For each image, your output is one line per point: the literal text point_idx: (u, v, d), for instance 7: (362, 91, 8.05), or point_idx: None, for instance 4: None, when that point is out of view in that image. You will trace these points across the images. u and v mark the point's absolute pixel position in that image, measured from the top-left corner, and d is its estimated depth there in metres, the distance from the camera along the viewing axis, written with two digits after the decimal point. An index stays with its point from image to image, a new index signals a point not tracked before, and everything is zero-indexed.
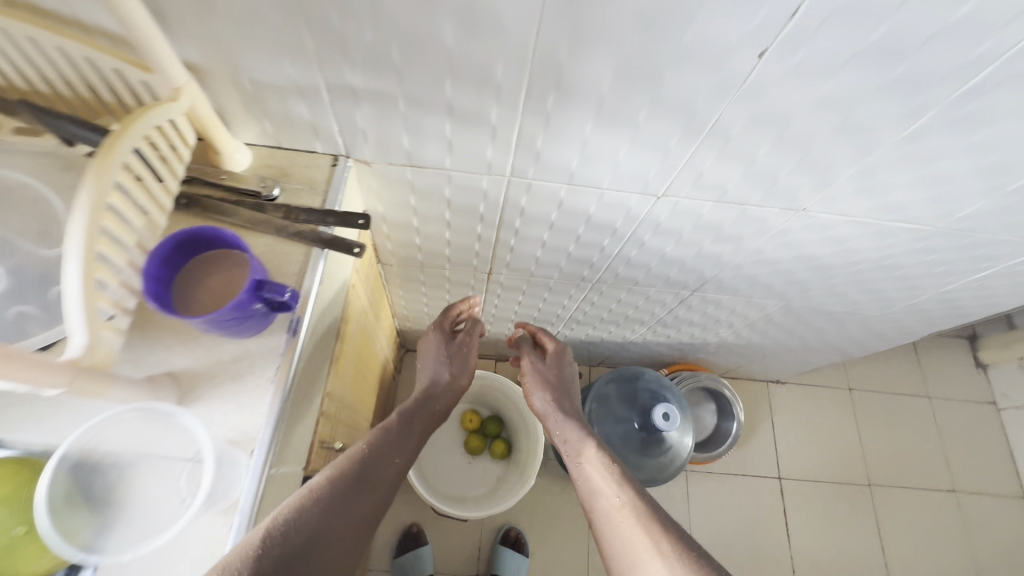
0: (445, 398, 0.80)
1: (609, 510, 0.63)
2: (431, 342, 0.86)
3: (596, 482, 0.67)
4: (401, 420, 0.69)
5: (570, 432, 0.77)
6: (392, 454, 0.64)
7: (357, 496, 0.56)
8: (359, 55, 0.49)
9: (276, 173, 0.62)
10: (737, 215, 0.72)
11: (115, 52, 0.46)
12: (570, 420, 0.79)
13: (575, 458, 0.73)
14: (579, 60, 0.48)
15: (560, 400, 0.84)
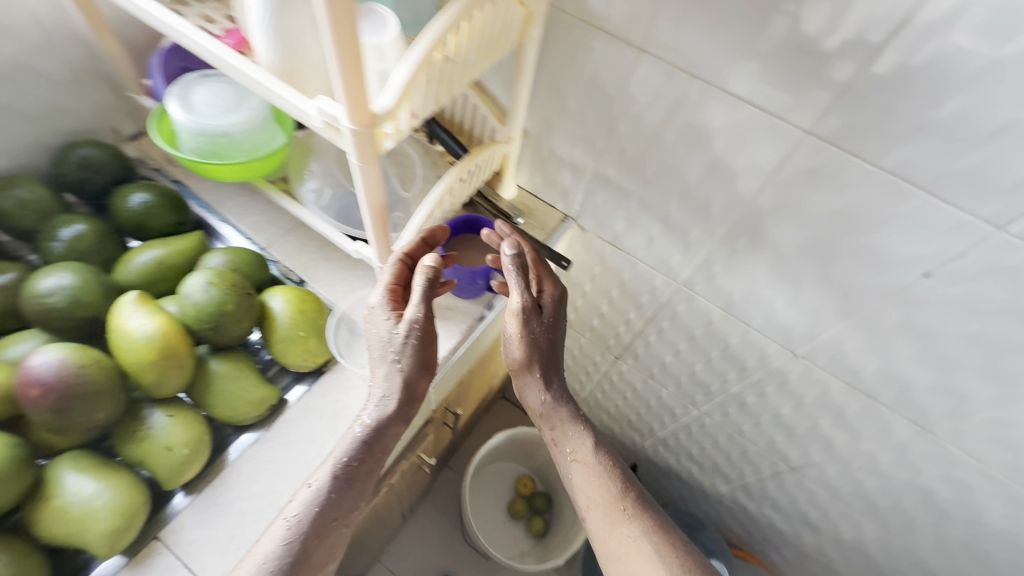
0: (394, 423, 0.58)
1: (614, 524, 0.61)
2: (376, 321, 0.59)
3: (600, 492, 0.63)
4: (353, 462, 0.56)
5: (560, 419, 0.67)
6: (351, 494, 0.55)
7: (305, 560, 0.52)
8: (627, 162, 0.72)
9: (523, 208, 0.86)
10: (862, 405, 0.78)
11: (492, 108, 0.74)
12: (557, 397, 0.67)
13: (565, 444, 0.66)
14: (778, 223, 0.65)
15: (549, 374, 0.67)
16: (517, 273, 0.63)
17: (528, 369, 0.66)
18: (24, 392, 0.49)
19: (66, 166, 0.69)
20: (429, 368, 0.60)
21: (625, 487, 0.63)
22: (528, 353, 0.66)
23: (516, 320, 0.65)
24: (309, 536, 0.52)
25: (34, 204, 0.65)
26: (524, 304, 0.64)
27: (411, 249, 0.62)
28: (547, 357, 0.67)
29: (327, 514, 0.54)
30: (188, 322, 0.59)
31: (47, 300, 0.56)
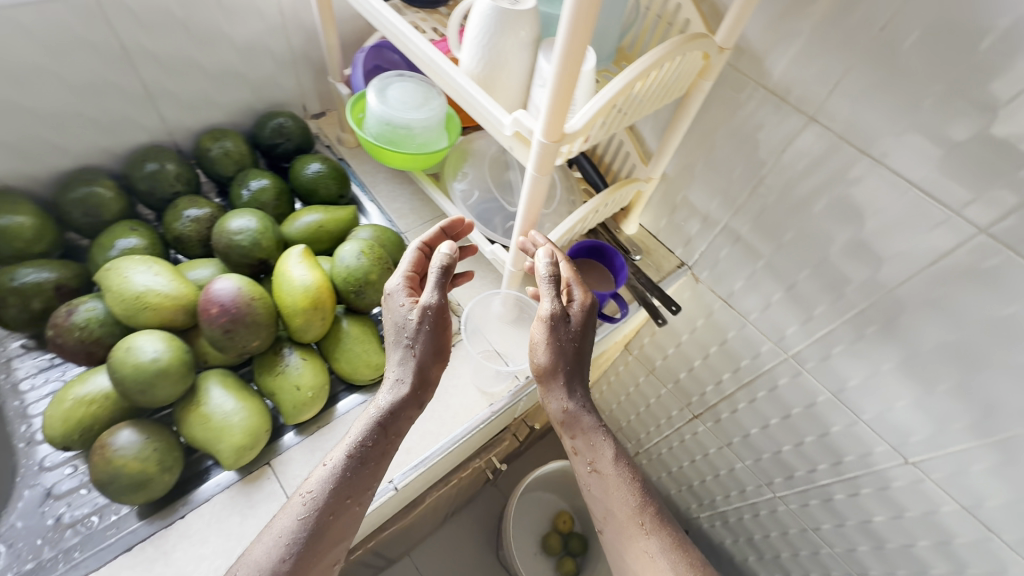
0: (407, 406, 0.53)
1: (636, 542, 0.53)
2: (393, 307, 0.56)
3: (620, 506, 0.54)
4: (367, 443, 0.51)
5: (580, 427, 0.58)
6: (363, 476, 0.50)
7: (320, 538, 0.47)
8: (763, 223, 0.72)
9: (641, 247, 0.88)
10: (977, 538, 0.70)
11: (638, 147, 0.78)
12: (582, 406, 0.58)
13: (582, 453, 0.58)
14: (921, 317, 0.62)
15: (571, 378, 0.59)
16: (546, 277, 0.57)
17: (551, 372, 0.58)
18: (207, 309, 0.57)
19: (262, 131, 0.81)
20: (443, 353, 0.56)
21: (650, 501, 0.55)
22: (550, 359, 0.58)
23: (540, 327, 0.58)
24: (320, 513, 0.48)
25: (234, 157, 0.77)
26: (549, 308, 0.56)
27: (432, 239, 0.61)
28: (570, 363, 0.58)
29: (342, 490, 0.49)
30: (338, 282, 0.65)
31: (235, 237, 0.65)
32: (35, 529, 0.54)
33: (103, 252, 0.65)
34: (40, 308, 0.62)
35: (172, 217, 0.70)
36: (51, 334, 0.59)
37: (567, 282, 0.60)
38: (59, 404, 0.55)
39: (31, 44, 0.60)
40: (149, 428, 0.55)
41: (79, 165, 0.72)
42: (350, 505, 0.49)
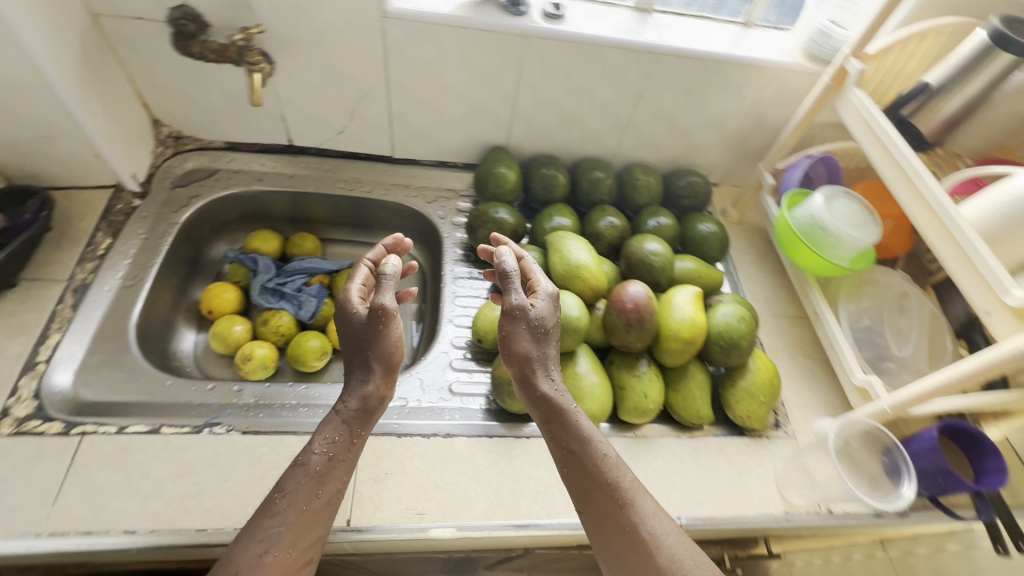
0: (362, 387, 0.55)
1: (621, 514, 0.51)
2: (350, 317, 0.55)
3: (605, 482, 0.52)
4: (332, 438, 0.53)
5: (556, 411, 0.56)
6: (341, 462, 0.52)
7: (302, 505, 0.49)
8: None
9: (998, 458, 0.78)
10: None
11: None
12: (550, 397, 0.55)
13: (559, 435, 0.55)
14: None
15: (544, 367, 0.56)
16: (509, 281, 0.56)
17: (520, 362, 0.56)
18: (622, 303, 0.69)
19: (676, 180, 0.94)
20: (393, 360, 0.55)
21: (628, 479, 0.53)
22: (520, 348, 0.55)
23: (506, 332, 0.55)
24: (296, 508, 0.49)
25: (647, 191, 0.92)
26: (512, 305, 0.55)
27: (381, 257, 0.61)
28: (541, 353, 0.56)
29: (315, 482, 0.51)
30: (711, 333, 0.72)
31: (648, 256, 0.77)
32: (435, 380, 0.72)
33: (547, 221, 0.85)
34: (496, 239, 0.84)
35: (593, 218, 0.87)
36: None
37: (535, 281, 0.60)
38: (492, 309, 0.74)
39: (598, 69, 0.80)
40: None
41: (550, 153, 0.94)
42: (315, 491, 0.50)
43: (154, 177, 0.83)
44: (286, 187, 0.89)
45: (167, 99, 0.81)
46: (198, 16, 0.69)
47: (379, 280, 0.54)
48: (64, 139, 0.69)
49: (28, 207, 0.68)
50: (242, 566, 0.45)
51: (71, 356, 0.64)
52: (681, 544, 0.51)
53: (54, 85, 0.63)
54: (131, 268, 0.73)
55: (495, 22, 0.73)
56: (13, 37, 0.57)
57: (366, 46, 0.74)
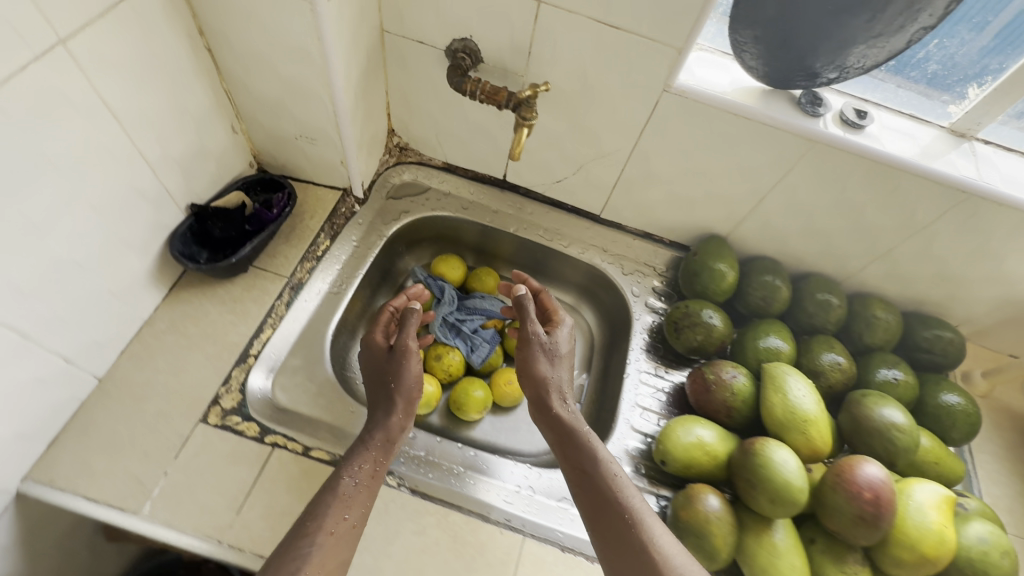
0: (384, 420, 0.60)
1: (630, 528, 0.54)
2: (374, 354, 0.65)
3: (613, 496, 0.56)
4: (361, 466, 0.55)
5: (569, 431, 0.62)
6: (363, 490, 0.54)
7: (330, 518, 0.50)
8: None
9: None
10: None
11: None
12: (563, 414, 0.64)
13: (571, 454, 0.61)
14: None
15: (558, 391, 0.66)
16: (524, 314, 0.68)
17: (541, 379, 0.66)
18: (855, 484, 0.57)
19: (922, 328, 0.79)
20: (409, 395, 0.62)
21: (637, 497, 0.57)
22: (539, 371, 0.66)
23: (528, 357, 0.67)
24: (325, 530, 0.49)
25: (883, 332, 0.78)
26: (527, 319, 0.68)
27: (402, 303, 0.71)
28: (555, 376, 0.66)
29: (341, 506, 0.51)
30: (959, 554, 0.58)
31: (889, 427, 0.64)
32: None
33: (762, 338, 0.74)
34: (698, 343, 0.74)
35: (813, 349, 0.75)
36: (708, 377, 0.69)
37: (553, 309, 0.73)
38: (686, 432, 0.66)
39: (883, 194, 0.68)
40: (728, 508, 0.61)
41: (776, 256, 0.82)
42: (347, 508, 0.52)
43: (375, 183, 0.84)
44: (487, 221, 0.87)
45: (410, 115, 0.81)
46: (477, 52, 0.67)
47: (404, 322, 0.66)
48: (321, 142, 0.70)
49: (275, 200, 0.71)
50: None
51: (277, 356, 0.66)
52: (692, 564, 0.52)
53: (335, 100, 0.63)
54: (339, 276, 0.74)
55: (784, 119, 0.64)
56: (323, 55, 0.58)
57: (631, 112, 0.68)
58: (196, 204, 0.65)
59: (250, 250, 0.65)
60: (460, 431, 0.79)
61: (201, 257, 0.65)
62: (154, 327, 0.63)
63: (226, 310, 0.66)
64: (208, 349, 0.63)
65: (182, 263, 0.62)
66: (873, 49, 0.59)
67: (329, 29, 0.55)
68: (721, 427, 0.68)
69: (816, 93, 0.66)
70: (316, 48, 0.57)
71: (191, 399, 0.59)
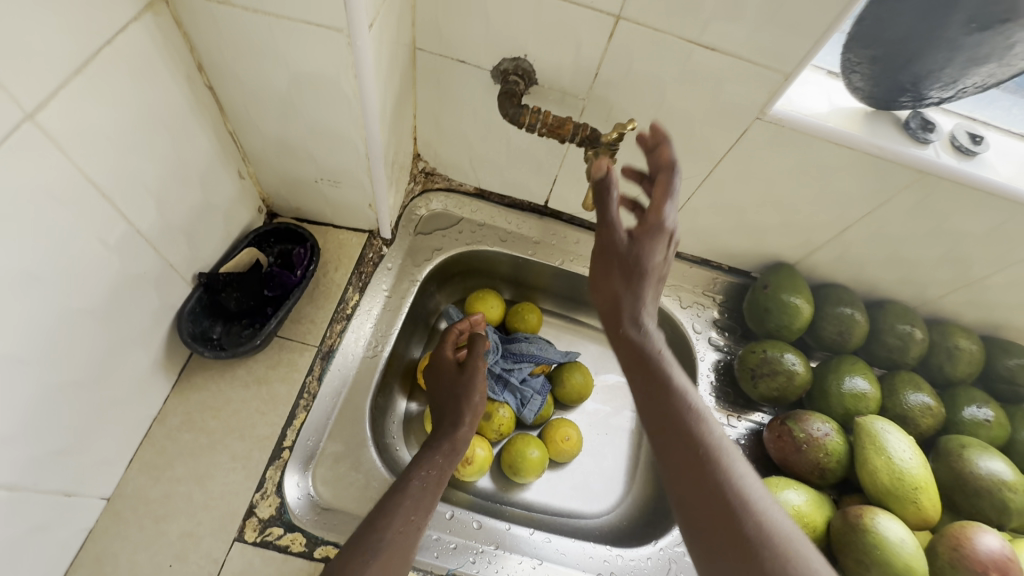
0: (452, 432, 0.58)
1: (708, 469, 0.42)
2: (442, 368, 0.64)
3: (690, 429, 0.44)
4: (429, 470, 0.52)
5: (642, 354, 0.50)
6: (428, 495, 0.50)
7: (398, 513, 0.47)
8: None
9: None
10: None
11: None
12: (636, 332, 0.51)
13: (644, 380, 0.48)
14: None
15: (635, 312, 0.51)
16: (604, 212, 0.52)
17: (619, 288, 0.52)
18: (980, 563, 0.53)
19: (1005, 356, 0.73)
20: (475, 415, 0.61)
21: (720, 433, 0.44)
22: (622, 294, 0.52)
23: (611, 284, 0.53)
24: (393, 527, 0.46)
25: (966, 363, 0.72)
26: (615, 218, 0.52)
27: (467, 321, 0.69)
28: (636, 285, 0.51)
29: (409, 509, 0.48)
30: None
31: (999, 486, 0.59)
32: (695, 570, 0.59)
33: (850, 381, 0.67)
34: (779, 390, 0.67)
35: (899, 389, 0.69)
36: (797, 435, 0.63)
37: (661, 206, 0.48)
38: (776, 500, 0.59)
39: (987, 226, 0.61)
40: None
41: (849, 283, 0.75)
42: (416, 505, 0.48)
43: (401, 218, 0.73)
44: (529, 254, 0.77)
45: (441, 139, 0.70)
46: (530, 73, 0.56)
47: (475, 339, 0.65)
48: (347, 185, 0.59)
49: (294, 255, 0.60)
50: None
51: (313, 444, 0.56)
52: (785, 518, 0.40)
53: (369, 143, 0.52)
54: (373, 336, 0.64)
55: (892, 149, 0.55)
56: (358, 94, 0.47)
57: (709, 140, 0.59)
58: (204, 271, 0.54)
59: (274, 327, 0.55)
60: (515, 494, 0.71)
61: (213, 331, 0.55)
62: (167, 425, 0.53)
63: (250, 395, 0.56)
64: (234, 448, 0.53)
65: (194, 348, 0.52)
66: (1006, 66, 0.50)
67: (368, 65, 0.44)
68: (813, 488, 0.62)
69: (925, 116, 0.57)
70: (343, 85, 0.46)
71: (222, 513, 0.50)
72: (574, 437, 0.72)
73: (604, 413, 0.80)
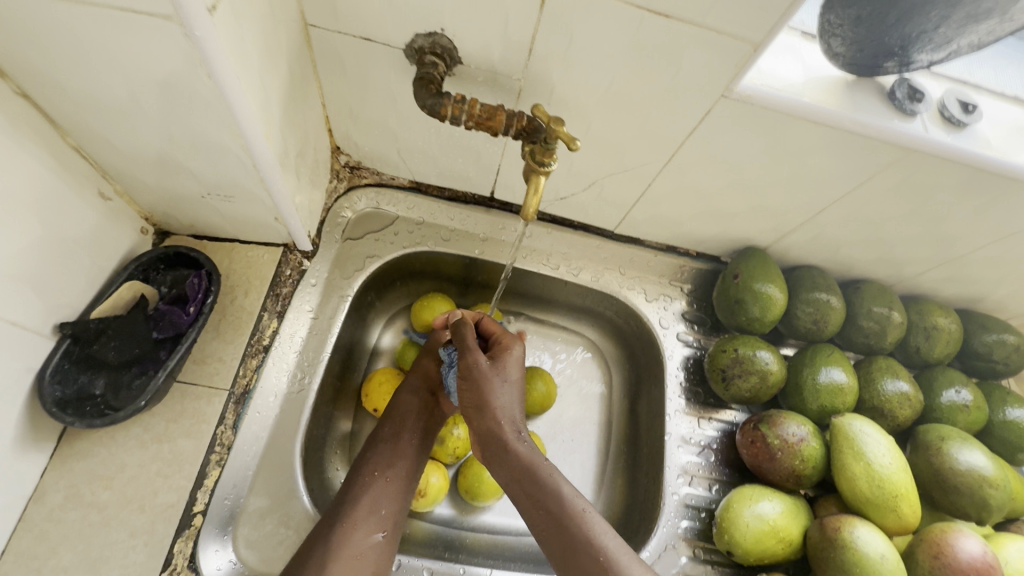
0: (397, 420, 0.58)
1: (558, 521, 0.45)
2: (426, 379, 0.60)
3: (537, 483, 0.47)
4: (375, 460, 0.54)
5: (495, 441, 0.51)
6: (372, 482, 0.52)
7: (347, 505, 0.50)
8: None
9: None
10: None
11: None
12: (490, 431, 0.51)
13: (498, 458, 0.50)
14: None
15: (498, 420, 0.51)
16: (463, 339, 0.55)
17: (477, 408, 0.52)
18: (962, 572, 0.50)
19: (983, 332, 0.70)
20: (434, 424, 0.59)
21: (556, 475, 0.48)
22: (479, 391, 0.52)
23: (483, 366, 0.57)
24: (349, 512, 0.49)
25: (944, 343, 0.68)
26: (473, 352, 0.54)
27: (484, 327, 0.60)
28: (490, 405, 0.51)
29: (355, 497, 0.51)
30: None
31: (982, 484, 0.55)
32: None
33: (825, 375, 0.62)
34: (754, 390, 0.62)
35: (876, 377, 0.64)
36: (771, 442, 0.58)
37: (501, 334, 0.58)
38: (750, 514, 0.55)
39: (976, 201, 0.55)
40: None
41: (825, 265, 0.69)
42: (375, 505, 0.51)
43: (324, 223, 0.63)
44: (475, 254, 0.68)
45: (360, 129, 0.59)
46: (451, 51, 0.47)
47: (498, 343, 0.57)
48: (242, 199, 0.49)
49: (188, 286, 0.51)
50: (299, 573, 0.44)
51: (232, 503, 0.49)
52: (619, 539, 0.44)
53: (253, 151, 0.42)
54: (298, 367, 0.56)
55: (876, 125, 0.48)
56: (219, 95, 0.36)
57: (668, 120, 0.50)
58: (67, 322, 0.45)
59: (165, 378, 0.46)
60: (477, 516, 0.66)
61: (95, 387, 0.46)
62: (47, 504, 0.45)
63: (148, 456, 0.48)
64: (134, 523, 0.46)
65: (62, 419, 0.43)
66: (1009, 21, 0.42)
67: (223, 58, 0.34)
68: (788, 495, 0.58)
69: (912, 84, 0.49)
70: (200, 85, 0.36)
71: None
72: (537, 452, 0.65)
73: (571, 416, 0.73)
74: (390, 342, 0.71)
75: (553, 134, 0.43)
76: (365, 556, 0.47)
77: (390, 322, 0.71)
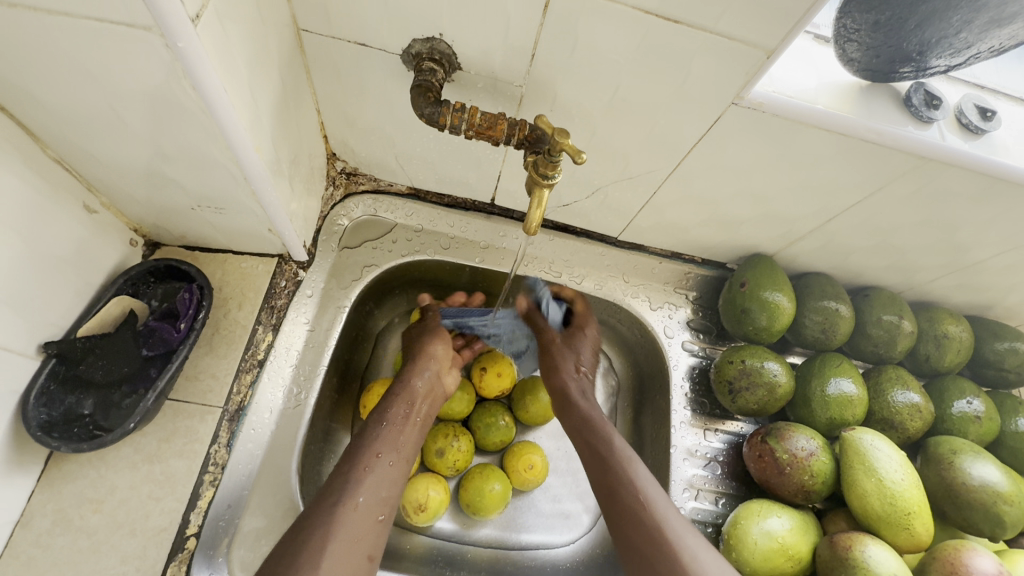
0: (413, 374, 0.56)
1: (649, 520, 0.47)
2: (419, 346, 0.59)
3: (629, 477, 0.50)
4: (393, 407, 0.52)
5: (586, 420, 0.57)
6: (388, 431, 0.50)
7: (360, 447, 0.48)
8: None
9: None
10: None
11: None
12: (573, 401, 0.60)
13: (584, 440, 0.56)
14: None
15: (581, 390, 0.61)
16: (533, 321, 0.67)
17: (557, 373, 0.62)
18: None
19: (994, 340, 0.68)
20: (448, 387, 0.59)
21: (647, 477, 0.51)
22: (557, 367, 0.63)
23: (555, 362, 0.63)
24: (376, 454, 0.48)
25: (955, 351, 0.67)
26: (546, 327, 0.66)
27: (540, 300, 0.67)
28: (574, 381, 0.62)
29: (390, 444, 0.49)
30: None
31: (996, 501, 0.54)
32: None
33: (834, 385, 0.60)
34: (762, 401, 0.61)
35: (886, 388, 0.63)
36: (780, 456, 0.57)
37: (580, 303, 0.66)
38: (759, 531, 0.54)
39: (992, 210, 0.53)
40: None
41: (833, 272, 0.68)
42: (379, 489, 0.46)
43: (320, 232, 0.61)
44: (475, 261, 0.66)
45: (357, 135, 0.57)
46: (450, 57, 0.45)
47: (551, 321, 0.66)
48: (234, 211, 0.48)
49: (179, 300, 0.49)
50: (317, 517, 0.42)
51: (227, 523, 0.47)
52: (708, 554, 0.45)
53: (244, 163, 0.40)
54: (294, 382, 0.54)
55: (892, 133, 0.46)
56: (206, 109, 0.35)
57: (676, 127, 0.49)
58: (51, 340, 0.43)
59: (155, 399, 0.45)
60: (478, 530, 0.64)
61: (83, 407, 0.44)
62: (35, 528, 0.44)
63: (139, 478, 0.46)
64: (125, 548, 0.44)
65: (47, 443, 0.41)
66: None
67: (207, 70, 0.32)
68: (796, 510, 0.57)
69: (929, 89, 0.48)
70: (185, 98, 0.34)
71: None
72: (540, 466, 0.64)
73: None
74: (388, 352, 0.69)
75: (558, 146, 0.41)
76: (384, 497, 0.46)
77: (389, 331, 0.70)
